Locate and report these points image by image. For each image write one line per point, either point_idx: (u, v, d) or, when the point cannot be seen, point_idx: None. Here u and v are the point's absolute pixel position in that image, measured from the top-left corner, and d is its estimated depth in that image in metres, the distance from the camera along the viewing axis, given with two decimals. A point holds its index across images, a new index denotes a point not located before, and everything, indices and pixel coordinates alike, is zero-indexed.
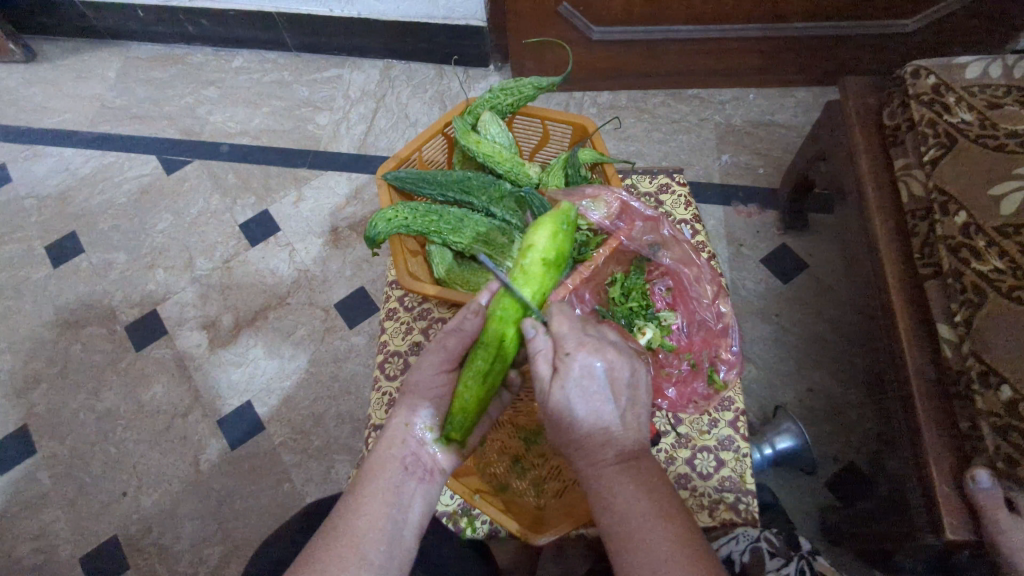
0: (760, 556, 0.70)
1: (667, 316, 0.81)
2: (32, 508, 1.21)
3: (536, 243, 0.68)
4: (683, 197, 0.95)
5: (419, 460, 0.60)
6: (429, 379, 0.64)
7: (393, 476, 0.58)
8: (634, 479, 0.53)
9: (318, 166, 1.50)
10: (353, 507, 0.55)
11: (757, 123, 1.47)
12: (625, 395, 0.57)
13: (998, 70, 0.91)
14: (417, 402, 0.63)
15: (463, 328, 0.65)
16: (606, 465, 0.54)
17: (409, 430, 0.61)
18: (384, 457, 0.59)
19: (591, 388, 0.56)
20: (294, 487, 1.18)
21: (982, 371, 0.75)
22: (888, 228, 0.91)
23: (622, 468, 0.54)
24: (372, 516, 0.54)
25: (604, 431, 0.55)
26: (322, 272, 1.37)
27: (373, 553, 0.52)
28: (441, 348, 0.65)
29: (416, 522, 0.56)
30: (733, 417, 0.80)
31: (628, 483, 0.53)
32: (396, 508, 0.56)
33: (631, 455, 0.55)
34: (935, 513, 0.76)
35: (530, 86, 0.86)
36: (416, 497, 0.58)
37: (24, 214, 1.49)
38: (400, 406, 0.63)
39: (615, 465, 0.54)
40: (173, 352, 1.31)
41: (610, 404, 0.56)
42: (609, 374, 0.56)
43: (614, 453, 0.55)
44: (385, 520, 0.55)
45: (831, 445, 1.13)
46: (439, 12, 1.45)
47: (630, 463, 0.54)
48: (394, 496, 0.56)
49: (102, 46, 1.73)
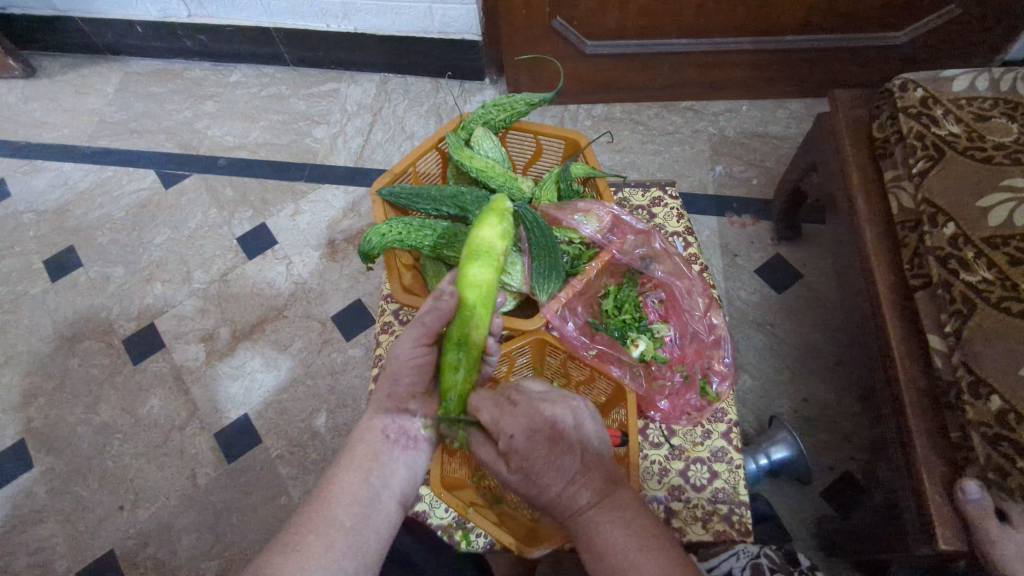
0: (762, 572, 0.70)
1: (659, 328, 0.83)
2: (30, 523, 1.21)
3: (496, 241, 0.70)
4: (675, 209, 0.96)
5: (402, 429, 0.64)
6: (409, 356, 0.63)
7: (374, 444, 0.62)
8: (615, 514, 0.56)
9: (315, 179, 1.51)
10: (337, 471, 0.60)
11: (751, 134, 1.49)
12: (577, 438, 0.60)
13: (984, 82, 0.93)
14: (399, 377, 0.66)
15: (440, 307, 0.64)
16: (584, 512, 0.57)
17: (393, 402, 0.65)
18: (365, 429, 0.63)
19: (552, 448, 0.57)
20: (291, 500, 1.18)
21: (972, 381, 0.76)
22: (879, 238, 0.92)
23: (601, 505, 0.57)
24: (352, 478, 0.59)
25: (572, 480, 0.58)
26: (319, 284, 1.38)
27: (347, 514, 0.56)
28: (420, 322, 0.63)
29: (395, 488, 0.61)
30: (727, 429, 0.80)
31: (609, 522, 0.56)
32: (376, 473, 0.60)
33: (603, 491, 0.58)
34: (927, 523, 0.76)
35: (524, 101, 0.86)
36: (396, 464, 0.62)
37: (23, 228, 1.50)
38: (385, 382, 0.67)
39: (591, 508, 0.57)
40: (171, 365, 1.32)
41: (568, 457, 0.58)
42: (555, 431, 0.58)
43: (589, 495, 0.57)
44: (364, 484, 0.59)
45: (826, 454, 1.13)
46: (435, 26, 1.46)
47: (606, 499, 0.57)
48: (373, 462, 0.61)
49: (102, 62, 1.75)
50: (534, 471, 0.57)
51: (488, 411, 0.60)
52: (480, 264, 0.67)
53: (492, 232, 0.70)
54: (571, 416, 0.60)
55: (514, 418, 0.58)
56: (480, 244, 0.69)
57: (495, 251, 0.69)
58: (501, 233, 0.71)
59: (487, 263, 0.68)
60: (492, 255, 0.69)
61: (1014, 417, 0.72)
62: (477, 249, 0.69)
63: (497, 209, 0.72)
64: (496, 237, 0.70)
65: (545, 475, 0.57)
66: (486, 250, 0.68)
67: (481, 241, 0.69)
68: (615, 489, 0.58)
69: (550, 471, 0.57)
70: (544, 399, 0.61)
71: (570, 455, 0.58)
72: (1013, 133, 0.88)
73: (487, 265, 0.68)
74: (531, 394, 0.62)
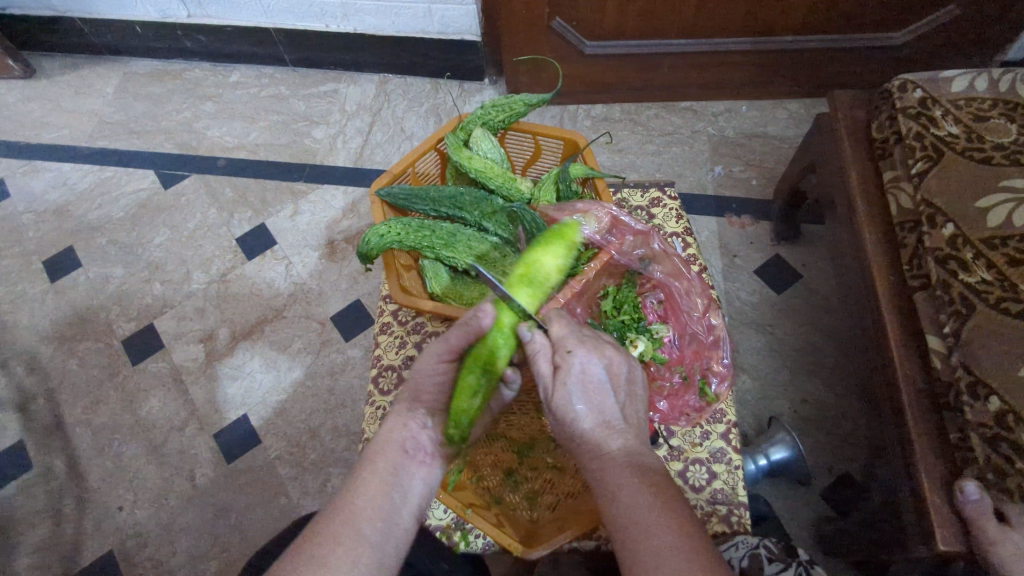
0: (760, 562, 0.68)
1: (658, 329, 0.82)
2: (29, 523, 1.21)
3: (547, 273, 0.72)
4: (674, 210, 0.96)
5: (419, 444, 0.62)
6: (433, 369, 0.67)
7: (394, 458, 0.60)
8: (638, 466, 0.55)
9: (315, 179, 1.51)
10: (356, 485, 0.57)
11: (750, 135, 1.49)
12: (625, 391, 0.63)
13: (983, 83, 0.93)
14: (418, 393, 0.66)
15: (469, 325, 0.66)
16: (609, 454, 0.57)
17: (411, 418, 0.64)
18: (384, 442, 0.61)
19: (592, 386, 0.61)
20: (290, 501, 1.18)
21: (970, 382, 0.76)
22: (878, 238, 0.92)
23: (626, 457, 0.57)
24: (373, 493, 0.57)
25: (612, 422, 0.60)
26: (318, 285, 1.38)
27: (371, 529, 0.54)
28: (444, 338, 0.67)
29: (414, 504, 0.59)
30: (726, 429, 0.80)
31: (632, 467, 0.55)
32: (397, 488, 0.58)
33: (636, 448, 0.58)
34: (925, 524, 0.76)
35: (523, 102, 0.86)
36: (416, 480, 0.60)
37: (22, 229, 1.50)
38: (401, 399, 0.66)
39: (618, 454, 0.57)
40: (170, 366, 1.32)
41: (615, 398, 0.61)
42: (611, 371, 0.62)
43: (620, 442, 0.58)
44: (386, 499, 0.57)
45: (826, 455, 1.13)
46: (434, 27, 1.46)
47: (634, 453, 0.57)
48: (393, 477, 0.58)
49: (102, 62, 1.74)
50: (586, 389, 0.61)
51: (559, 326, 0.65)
52: (528, 291, 0.70)
53: (551, 263, 0.72)
54: (631, 371, 0.64)
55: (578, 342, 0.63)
56: (536, 271, 0.72)
57: (544, 284, 0.71)
58: (557, 267, 0.73)
59: (531, 293, 0.70)
60: (543, 285, 0.71)
61: (1013, 417, 0.73)
62: (533, 274, 0.71)
63: (563, 235, 0.75)
64: (553, 268, 0.73)
65: (587, 400, 0.60)
66: (533, 281, 0.71)
67: (535, 271, 0.72)
68: (647, 453, 0.58)
69: (598, 400, 0.61)
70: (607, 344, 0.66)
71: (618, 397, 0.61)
72: (1012, 134, 0.88)
73: (527, 296, 0.70)
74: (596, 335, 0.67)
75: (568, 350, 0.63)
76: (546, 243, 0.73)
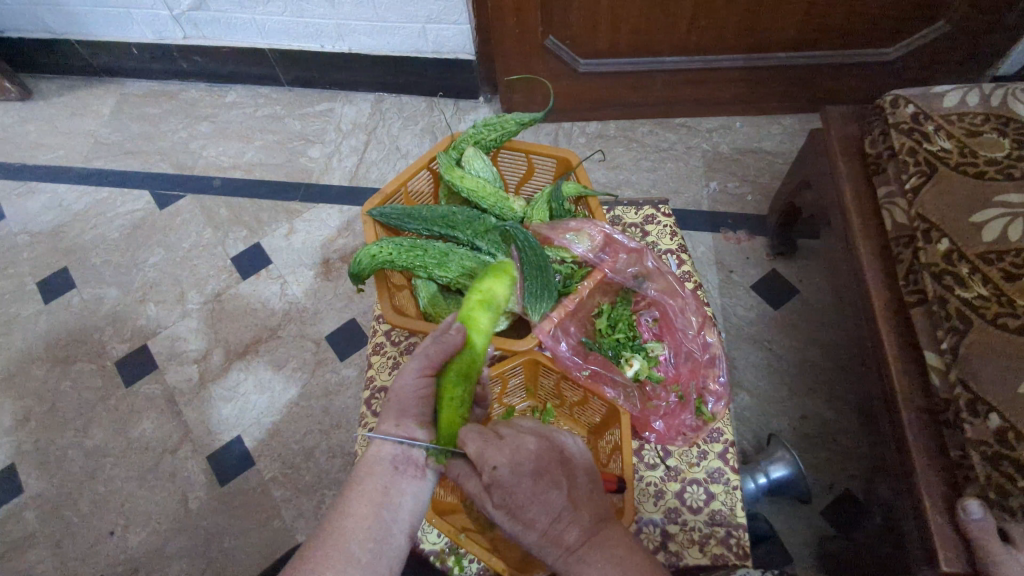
0: None
1: (654, 347, 0.82)
2: (19, 550, 1.19)
3: (500, 293, 0.71)
4: (668, 227, 0.96)
5: (410, 459, 0.61)
6: (413, 385, 0.63)
7: (384, 476, 0.59)
8: (603, 554, 0.55)
9: (310, 199, 1.51)
10: (344, 505, 0.57)
11: (745, 150, 1.49)
12: (564, 472, 0.59)
13: (975, 98, 0.93)
14: (404, 406, 0.62)
15: (446, 341, 0.64)
16: (571, 551, 0.56)
17: (400, 431, 0.61)
18: (373, 460, 0.60)
19: (530, 484, 0.56)
20: (285, 524, 1.16)
21: (970, 400, 0.75)
22: (875, 254, 0.92)
23: (588, 545, 0.56)
24: (362, 513, 0.56)
25: (559, 516, 0.56)
26: (313, 304, 1.37)
27: (361, 550, 0.55)
28: (424, 352, 0.64)
29: (406, 520, 0.58)
30: (723, 449, 0.78)
31: (596, 559, 0.55)
32: (386, 507, 0.57)
33: (592, 530, 0.57)
34: (929, 544, 0.75)
35: (513, 122, 0.87)
36: (407, 495, 0.59)
37: (16, 250, 1.49)
38: (388, 411, 0.62)
39: (579, 546, 0.56)
40: (164, 388, 1.30)
41: (554, 491, 0.57)
42: (540, 464, 0.57)
43: (577, 532, 0.56)
44: (375, 519, 0.56)
45: (826, 473, 1.12)
46: (429, 46, 1.47)
47: (593, 538, 0.56)
48: (384, 496, 0.58)
49: (98, 83, 1.75)
50: (522, 505, 0.56)
51: (474, 444, 0.58)
52: (488, 314, 0.69)
53: (504, 290, 0.71)
54: (558, 449, 0.61)
55: (499, 451, 0.57)
56: (493, 296, 0.70)
57: (499, 303, 0.70)
58: (509, 292, 0.72)
59: (491, 313, 0.69)
60: (499, 308, 0.70)
61: (1013, 434, 0.72)
62: (489, 298, 0.70)
63: (508, 267, 0.73)
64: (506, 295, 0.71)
65: (530, 508, 0.56)
66: (492, 299, 0.70)
67: (492, 293, 0.70)
68: (603, 528, 0.57)
69: (536, 506, 0.56)
70: (530, 432, 0.62)
71: (557, 487, 0.57)
72: (1005, 148, 0.88)
73: (486, 313, 0.69)
74: (519, 429, 0.62)
75: (487, 466, 0.56)
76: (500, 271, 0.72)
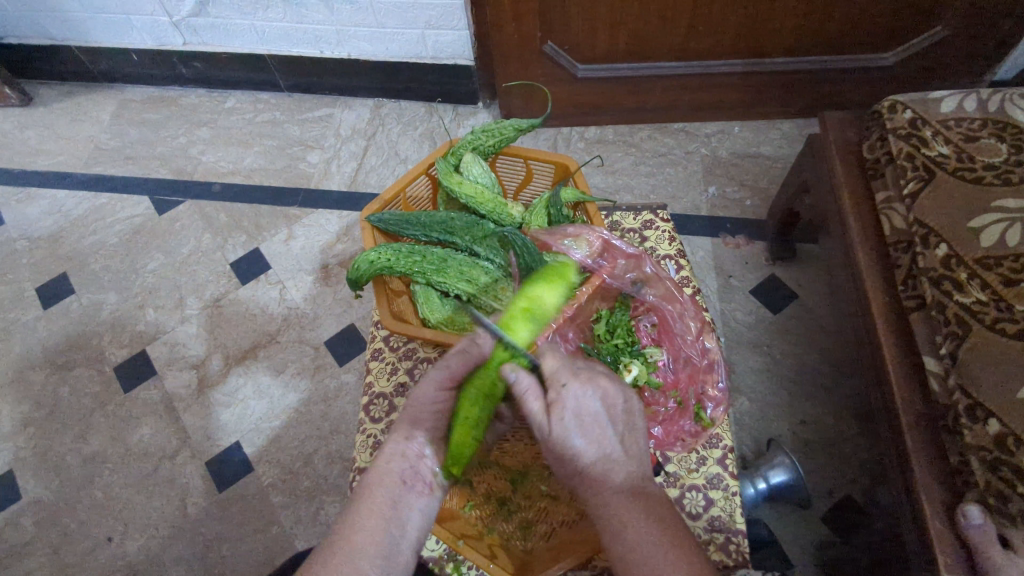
0: None
1: (652, 352, 0.81)
2: (17, 556, 1.18)
3: (547, 303, 0.69)
4: (667, 231, 0.95)
5: (418, 473, 0.60)
6: (432, 398, 0.65)
7: (391, 490, 0.58)
8: (646, 509, 0.55)
9: (309, 204, 1.51)
10: (352, 520, 0.57)
11: (743, 155, 1.49)
12: (625, 421, 0.60)
13: (972, 104, 0.93)
14: (415, 418, 0.63)
15: (470, 352, 0.65)
16: (615, 493, 0.56)
17: (409, 447, 0.61)
18: (381, 474, 0.59)
19: (587, 420, 0.58)
20: (283, 530, 1.16)
21: (969, 405, 0.75)
22: (873, 259, 0.92)
23: (634, 497, 0.56)
24: (371, 528, 0.56)
25: (609, 458, 0.58)
26: (312, 309, 1.37)
27: (370, 567, 0.54)
28: (445, 363, 0.65)
29: (413, 536, 0.57)
30: (722, 455, 0.78)
31: (640, 511, 0.55)
32: (394, 522, 0.57)
33: (638, 485, 0.57)
34: (928, 550, 0.75)
35: (512, 127, 0.87)
36: (414, 510, 0.58)
37: (15, 256, 1.50)
38: (399, 425, 0.63)
39: (622, 494, 0.56)
40: (163, 394, 1.30)
41: (611, 434, 0.58)
42: (607, 407, 0.59)
43: (624, 479, 0.57)
44: (383, 534, 0.56)
45: (826, 478, 1.11)
46: (428, 51, 1.47)
47: (639, 491, 0.56)
48: (392, 510, 0.57)
49: (98, 89, 1.76)
50: (579, 431, 0.57)
51: (552, 360, 0.61)
52: (529, 325, 0.67)
53: (553, 300, 0.69)
54: (628, 400, 0.61)
55: (573, 377, 0.59)
56: (539, 305, 0.68)
57: (542, 314, 0.68)
58: (557, 304, 0.70)
59: (532, 325, 0.67)
60: (544, 319, 0.68)
61: (1012, 440, 0.71)
62: (534, 308, 0.68)
63: (565, 274, 0.72)
64: (555, 305, 0.69)
65: (586, 440, 0.57)
66: (535, 309, 0.68)
67: (539, 303, 0.69)
68: (649, 486, 0.57)
69: (592, 440, 0.57)
70: (606, 373, 0.62)
71: (614, 432, 0.59)
72: (1003, 153, 0.88)
73: (526, 324, 0.67)
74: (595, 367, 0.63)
75: (560, 385, 0.59)
76: (553, 280, 0.71)
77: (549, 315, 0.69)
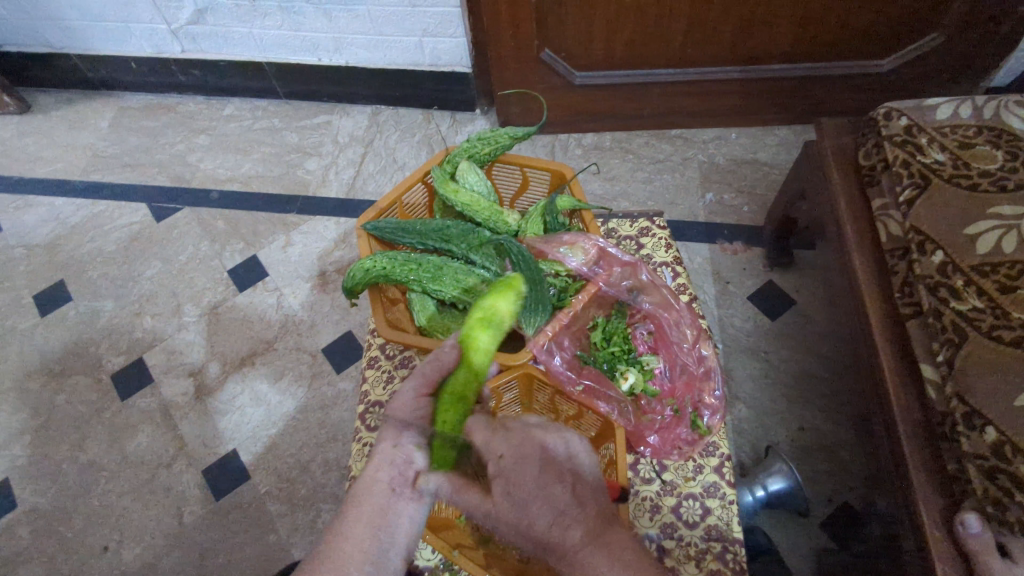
0: None
1: (649, 360, 0.82)
2: (12, 566, 1.18)
3: (501, 309, 0.70)
4: (663, 239, 0.96)
5: (407, 479, 0.58)
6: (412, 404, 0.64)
7: (381, 498, 0.58)
8: (608, 552, 0.54)
9: (307, 211, 1.51)
10: (343, 527, 0.57)
11: (741, 161, 1.49)
12: (569, 467, 0.59)
13: (968, 111, 0.93)
14: (404, 423, 0.62)
15: (441, 360, 0.66)
16: (578, 547, 0.54)
17: (398, 451, 0.60)
18: (370, 483, 0.58)
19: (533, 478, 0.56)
20: (279, 538, 1.16)
21: (966, 413, 0.74)
22: (870, 266, 0.92)
23: (593, 543, 0.54)
24: (360, 535, 0.56)
25: (562, 514, 0.55)
26: (309, 317, 1.37)
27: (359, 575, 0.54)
28: (419, 373, 0.65)
29: (403, 544, 0.57)
30: (718, 463, 0.78)
31: (604, 559, 0.53)
32: (383, 530, 0.57)
33: (596, 529, 0.55)
34: (927, 558, 0.74)
35: (507, 136, 0.88)
36: (404, 518, 0.58)
37: (13, 264, 1.49)
38: (388, 429, 0.62)
39: (584, 544, 0.54)
40: (160, 401, 1.30)
41: (559, 487, 0.57)
42: (545, 459, 0.58)
43: (581, 530, 0.55)
44: (372, 542, 0.56)
45: (824, 485, 1.11)
46: (426, 58, 1.48)
47: (597, 536, 0.55)
48: (382, 519, 0.57)
49: (97, 97, 1.76)
50: (527, 498, 0.55)
51: (480, 433, 0.59)
52: (488, 332, 0.68)
53: (508, 306, 0.70)
54: (567, 447, 0.60)
55: (505, 441, 0.58)
56: (495, 314, 0.69)
57: (500, 321, 0.69)
58: (513, 309, 0.71)
59: (492, 332, 0.68)
60: (502, 326, 0.69)
61: (1010, 448, 0.71)
62: (491, 316, 0.69)
63: (514, 281, 0.73)
64: (511, 311, 0.71)
65: (534, 502, 0.55)
66: (492, 316, 0.69)
67: (494, 311, 0.70)
68: (608, 527, 0.56)
69: (540, 499, 0.55)
70: (536, 424, 0.61)
71: (561, 483, 0.57)
72: (998, 160, 0.88)
73: (484, 331, 0.68)
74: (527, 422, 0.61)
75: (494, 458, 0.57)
76: (507, 287, 0.72)
77: (507, 320, 0.70)
